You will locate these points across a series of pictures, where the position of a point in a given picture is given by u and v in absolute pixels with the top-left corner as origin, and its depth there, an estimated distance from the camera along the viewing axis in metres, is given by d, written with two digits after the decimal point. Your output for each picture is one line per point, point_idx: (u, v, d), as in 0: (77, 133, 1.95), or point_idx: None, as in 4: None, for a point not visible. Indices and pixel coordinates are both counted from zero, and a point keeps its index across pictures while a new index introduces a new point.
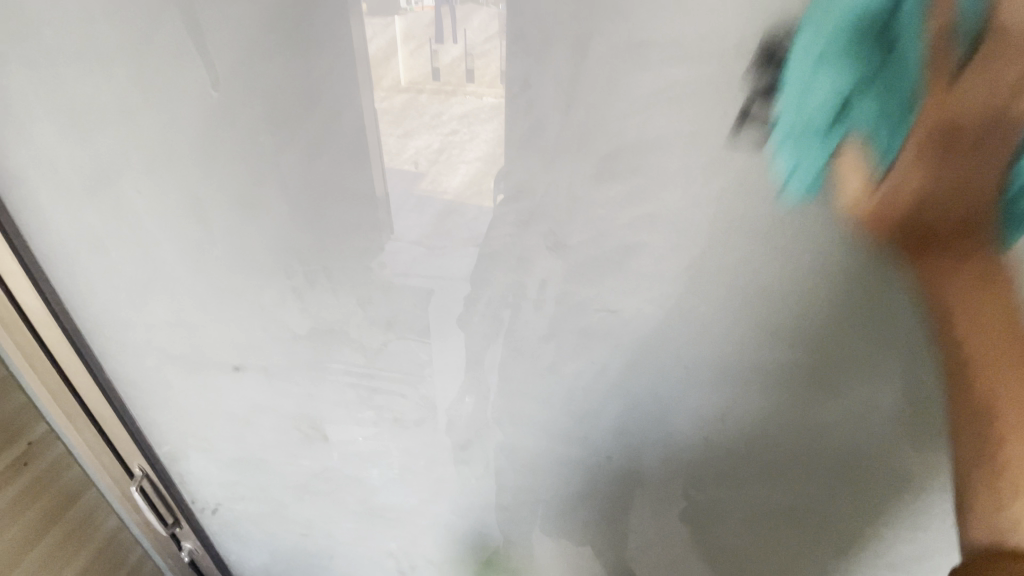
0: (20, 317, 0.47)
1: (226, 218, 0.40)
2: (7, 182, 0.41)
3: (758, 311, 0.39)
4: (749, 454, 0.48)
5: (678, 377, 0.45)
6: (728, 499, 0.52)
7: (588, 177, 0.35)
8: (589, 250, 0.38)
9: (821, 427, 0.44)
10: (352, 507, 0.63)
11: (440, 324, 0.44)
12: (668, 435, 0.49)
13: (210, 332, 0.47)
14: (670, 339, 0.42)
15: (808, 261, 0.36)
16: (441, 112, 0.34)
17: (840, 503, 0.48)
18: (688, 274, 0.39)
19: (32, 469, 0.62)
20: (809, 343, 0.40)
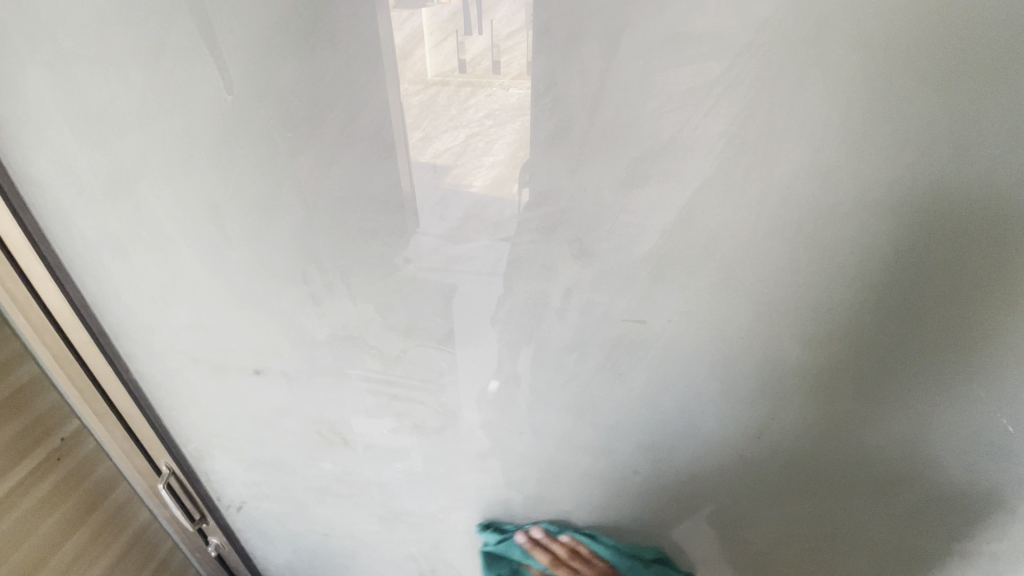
0: (49, 319, 0.48)
1: (244, 225, 0.39)
2: (31, 188, 0.41)
3: (797, 322, 0.37)
4: (783, 468, 0.46)
5: (711, 392, 0.42)
6: (758, 511, 0.50)
7: (618, 182, 0.33)
8: (616, 259, 0.36)
9: (865, 443, 0.42)
10: (373, 510, 0.63)
11: (460, 332, 0.43)
12: (698, 450, 0.47)
13: (231, 337, 0.47)
14: (703, 351, 0.40)
15: (853, 270, 0.34)
16: (464, 109, 0.32)
17: (881, 517, 0.46)
18: (725, 283, 0.36)
19: (65, 466, 0.63)
20: (852, 357, 0.38)
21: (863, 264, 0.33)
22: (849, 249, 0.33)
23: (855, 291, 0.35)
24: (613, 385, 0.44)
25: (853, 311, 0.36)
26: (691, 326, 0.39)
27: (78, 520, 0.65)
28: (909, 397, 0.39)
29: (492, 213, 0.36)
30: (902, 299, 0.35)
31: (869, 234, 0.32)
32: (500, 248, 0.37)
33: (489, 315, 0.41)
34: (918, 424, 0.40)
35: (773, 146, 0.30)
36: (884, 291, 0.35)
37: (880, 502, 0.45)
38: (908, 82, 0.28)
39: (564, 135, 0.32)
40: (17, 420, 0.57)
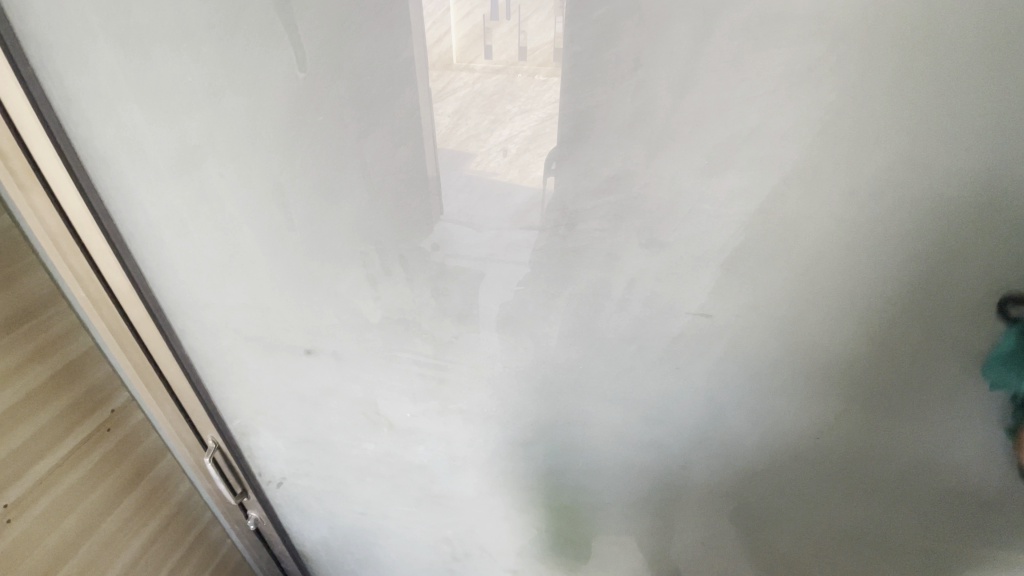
0: (108, 294, 0.48)
1: (307, 205, 0.39)
2: (97, 163, 0.41)
3: (850, 321, 0.36)
4: (808, 470, 0.46)
5: (771, 389, 0.41)
6: (778, 509, 0.50)
7: (697, 170, 0.32)
8: (688, 250, 0.35)
9: (900, 451, 0.42)
10: (412, 492, 0.63)
11: (515, 320, 0.42)
12: (751, 448, 0.46)
13: (285, 316, 0.47)
14: (768, 347, 0.39)
15: (891, 272, 0.33)
16: (530, 99, 0.32)
17: (910, 524, 0.46)
18: (797, 278, 0.35)
19: (115, 437, 0.65)
20: (885, 358, 0.37)
21: (903, 275, 0.33)
22: (889, 260, 0.33)
23: (892, 302, 0.34)
24: (670, 379, 0.43)
25: (887, 321, 0.35)
26: (757, 322, 0.38)
27: (126, 489, 0.67)
28: (943, 402, 0.38)
29: (562, 199, 0.35)
30: (937, 304, 0.34)
31: (908, 236, 0.31)
32: (565, 236, 0.36)
33: (547, 304, 0.41)
34: (948, 430, 0.39)
35: (859, 140, 0.29)
36: (921, 303, 0.34)
37: (910, 509, 0.45)
38: (964, 94, 0.27)
39: (648, 119, 0.31)
40: (71, 391, 0.59)
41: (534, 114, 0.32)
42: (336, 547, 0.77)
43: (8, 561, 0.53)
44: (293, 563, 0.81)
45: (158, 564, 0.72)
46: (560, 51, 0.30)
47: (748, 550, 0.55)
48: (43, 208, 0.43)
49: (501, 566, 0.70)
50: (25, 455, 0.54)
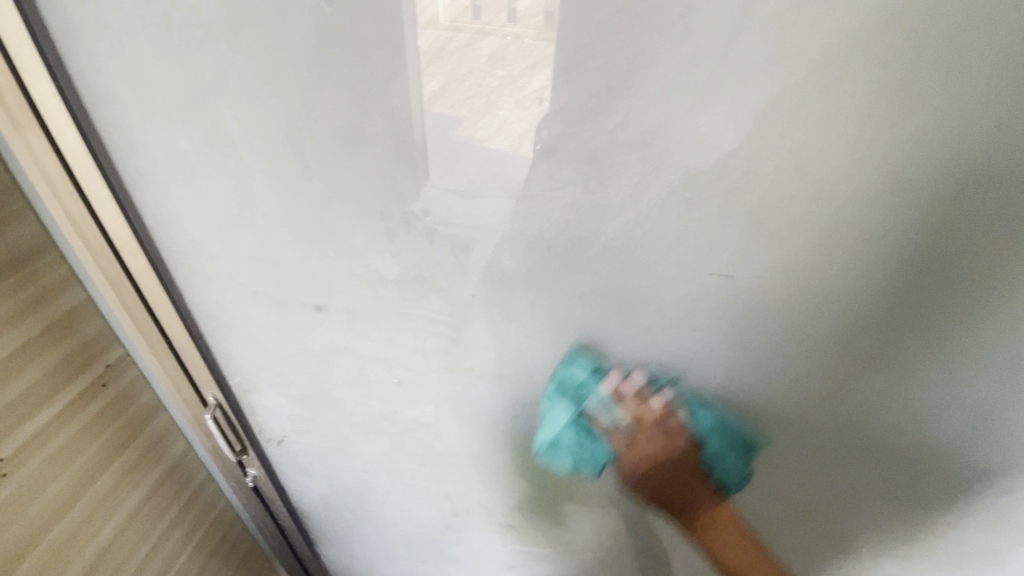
0: (107, 243, 0.46)
1: (324, 153, 0.38)
2: (99, 101, 0.39)
3: (838, 285, 0.37)
4: (787, 433, 0.49)
5: (769, 351, 0.43)
6: (758, 471, 0.53)
7: (737, 127, 0.31)
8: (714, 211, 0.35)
9: (870, 410, 0.44)
10: (415, 450, 0.64)
11: (535, 277, 0.42)
12: (756, 407, 0.47)
13: (297, 270, 0.46)
14: (778, 309, 0.40)
15: (873, 240, 0.34)
16: (532, 61, 0.32)
17: (874, 479, 0.49)
18: (811, 242, 0.35)
19: (110, 392, 0.63)
20: (859, 322, 0.39)
21: (889, 250, 0.35)
22: (877, 235, 0.34)
23: (876, 276, 0.36)
24: (684, 339, 0.44)
25: (870, 294, 0.37)
26: (774, 286, 0.38)
27: (121, 446, 0.66)
28: (906, 365, 0.40)
29: (597, 152, 0.34)
30: (905, 273, 0.36)
31: (888, 206, 0.33)
32: (596, 192, 0.36)
33: (569, 262, 0.40)
34: (908, 391, 0.42)
35: (879, 111, 0.30)
36: (903, 277, 0.36)
37: (874, 464, 0.48)
38: (962, 59, 0.27)
39: (694, 70, 0.30)
40: (64, 345, 0.57)
41: (578, 62, 0.31)
42: (335, 503, 0.78)
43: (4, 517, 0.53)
44: (289, 519, 0.83)
45: (153, 521, 0.72)
46: (552, 16, 0.30)
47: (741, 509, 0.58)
48: (39, 149, 0.40)
49: (499, 520, 0.72)
50: (21, 409, 0.53)
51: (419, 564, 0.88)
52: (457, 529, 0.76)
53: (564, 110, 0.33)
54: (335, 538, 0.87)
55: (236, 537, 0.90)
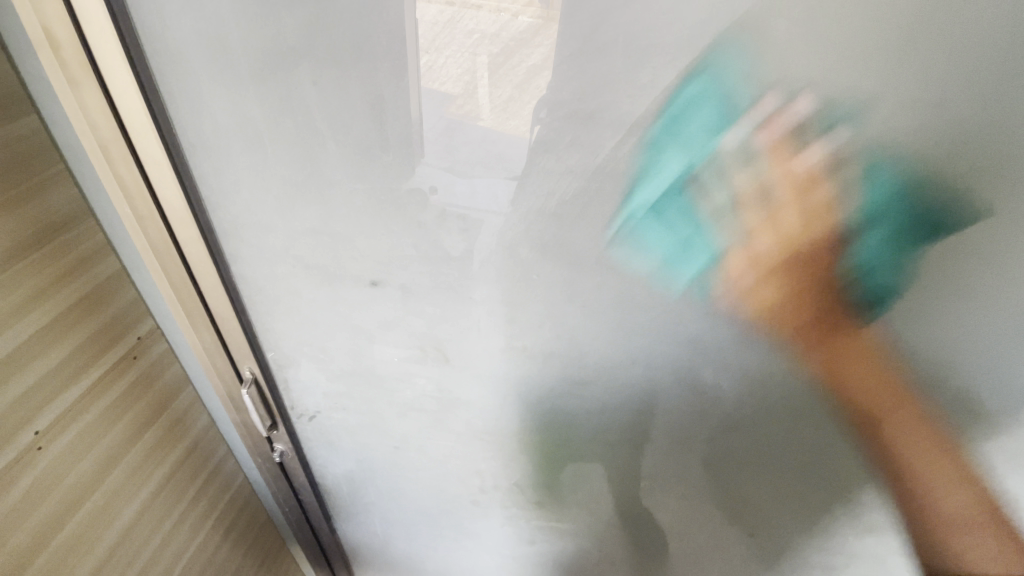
0: (157, 211, 0.45)
1: (408, 123, 0.37)
2: (168, 61, 0.37)
3: (837, 271, 0.39)
4: (788, 422, 0.52)
5: (783, 334, 0.45)
6: (759, 457, 0.57)
7: (834, 110, 0.32)
8: (785, 199, 0.36)
9: (858, 392, 0.46)
10: (452, 427, 0.64)
11: (606, 257, 0.42)
12: (799, 392, 0.49)
13: (357, 244, 0.45)
14: (812, 294, 0.41)
15: (860, 229, 0.36)
16: (642, 36, 0.32)
17: (864, 458, 0.52)
18: (847, 229, 0.37)
19: (140, 365, 0.62)
20: (845, 307, 0.41)
21: (881, 242, 0.37)
22: (882, 231, 0.36)
23: (864, 267, 0.38)
24: (741, 322, 0.45)
25: (859, 283, 0.39)
26: (820, 276, 0.40)
27: (147, 422, 0.64)
28: (888, 347, 0.43)
29: (696, 131, 0.34)
30: (886, 260, 0.38)
31: (879, 196, 0.35)
32: (683, 170, 0.36)
33: (643, 243, 0.41)
34: (888, 374, 0.44)
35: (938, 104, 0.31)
36: (898, 272, 0.38)
37: (860, 443, 0.50)
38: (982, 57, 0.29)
39: (800, 52, 0.31)
40: (96, 318, 0.55)
41: (689, 38, 0.31)
42: (360, 479, 0.78)
43: (34, 496, 0.51)
44: (311, 495, 0.83)
45: (176, 497, 0.71)
46: None
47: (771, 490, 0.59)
48: (97, 109, 0.38)
49: (526, 496, 0.73)
50: (55, 381, 0.52)
51: (438, 540, 0.89)
52: (482, 504, 0.77)
53: (665, 88, 0.33)
54: (354, 513, 0.88)
55: (252, 513, 0.89)
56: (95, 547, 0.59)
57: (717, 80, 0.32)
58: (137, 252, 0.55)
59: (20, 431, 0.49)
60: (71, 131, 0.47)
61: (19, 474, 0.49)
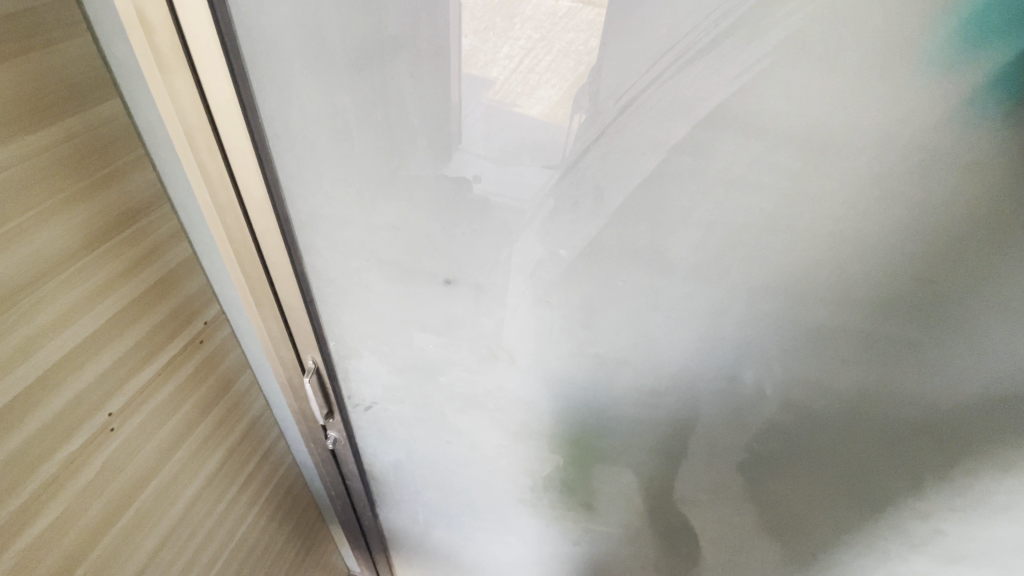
0: (238, 202, 0.44)
1: (501, 120, 0.36)
2: (260, 49, 0.37)
3: (885, 283, 0.37)
4: (861, 445, 0.48)
5: (834, 349, 0.42)
6: (827, 479, 0.53)
7: (978, 125, 0.29)
8: (909, 211, 0.33)
9: (898, 411, 0.44)
10: (509, 426, 0.63)
11: (700, 266, 0.40)
12: (878, 420, 0.45)
13: (436, 242, 0.44)
14: (886, 313, 0.38)
15: (896, 238, 0.34)
16: (769, 36, 0.29)
17: (900, 479, 0.49)
18: (916, 242, 0.34)
19: (205, 350, 0.62)
20: (871, 317, 0.39)
21: (920, 253, 0.34)
22: (916, 241, 0.34)
23: (896, 276, 0.36)
24: (830, 334, 0.41)
25: (889, 292, 0.37)
26: (895, 292, 0.37)
27: (209, 406, 0.65)
28: (914, 361, 0.40)
29: (821, 139, 0.32)
30: (915, 270, 0.35)
31: (921, 205, 0.33)
32: (805, 178, 0.33)
33: (744, 255, 0.38)
34: (914, 389, 0.42)
35: None
36: (926, 283, 0.36)
37: (891, 461, 0.48)
38: None
39: (959, 55, 0.27)
40: (167, 302, 0.55)
41: (828, 40, 0.28)
42: (408, 469, 0.78)
43: (104, 476, 0.52)
44: (358, 481, 0.83)
45: (232, 479, 0.72)
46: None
47: (844, 518, 0.56)
48: (185, 96, 0.38)
49: (576, 498, 0.72)
50: (128, 365, 0.52)
51: (481, 533, 0.89)
52: (530, 502, 0.76)
53: (797, 88, 0.30)
54: (399, 502, 0.88)
55: (298, 494, 0.91)
56: (159, 525, 0.60)
57: (855, 83, 0.29)
58: (210, 239, 0.55)
59: (95, 412, 0.50)
60: (153, 116, 0.46)
61: (94, 452, 0.50)
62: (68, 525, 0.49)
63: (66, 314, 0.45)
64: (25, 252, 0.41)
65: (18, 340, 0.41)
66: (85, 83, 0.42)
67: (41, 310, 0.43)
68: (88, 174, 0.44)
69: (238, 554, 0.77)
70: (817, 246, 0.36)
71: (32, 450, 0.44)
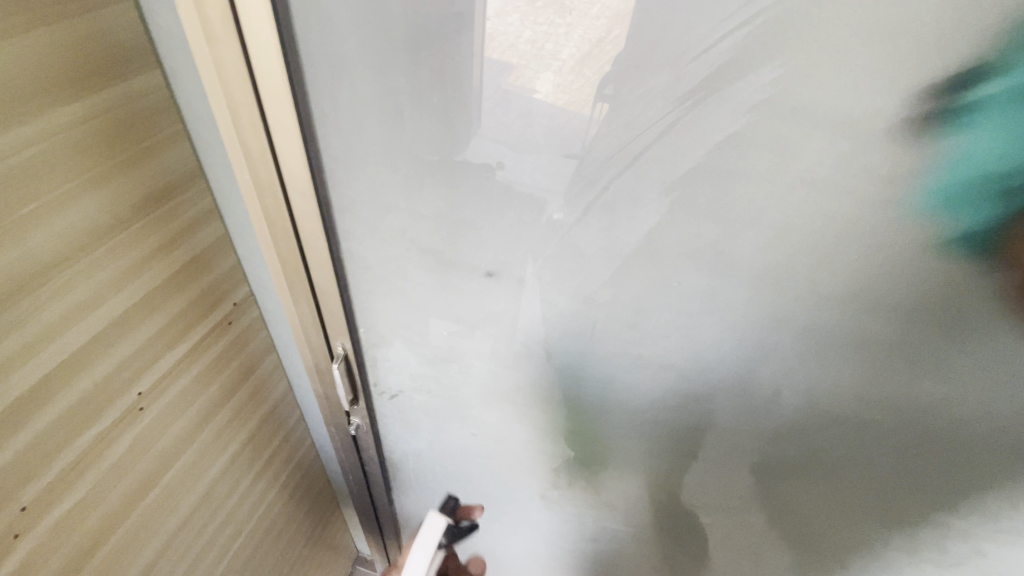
0: (279, 182, 0.43)
1: (560, 107, 0.34)
2: (314, 22, 0.35)
3: (931, 298, 0.35)
4: (894, 468, 0.46)
5: (894, 368, 0.40)
6: (863, 503, 0.50)
7: None
8: (1007, 231, 0.30)
9: (941, 438, 0.42)
10: (538, 423, 0.62)
11: (761, 270, 0.38)
12: (931, 448, 0.43)
13: (481, 232, 0.43)
14: (957, 336, 0.36)
15: (941, 251, 0.33)
16: (870, 28, 0.27)
17: (930, 507, 0.47)
18: (996, 262, 0.32)
19: (234, 330, 0.61)
20: (907, 332, 0.37)
21: (966, 268, 0.33)
22: (956, 255, 0.32)
23: (938, 293, 0.35)
24: (857, 347, 0.40)
25: (931, 310, 0.36)
26: (965, 315, 0.35)
27: (235, 386, 0.64)
28: (943, 381, 0.39)
29: (914, 142, 0.29)
30: (948, 285, 0.34)
31: (971, 217, 0.31)
32: (894, 184, 0.31)
33: (812, 263, 0.36)
34: (942, 411, 0.40)
35: None
36: (968, 300, 0.34)
37: (925, 488, 0.46)
38: None
39: None
40: (199, 281, 0.54)
41: (934, 34, 0.26)
42: (428, 459, 0.77)
43: (130, 457, 0.51)
44: (377, 467, 0.83)
45: (253, 460, 0.72)
46: None
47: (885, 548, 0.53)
48: (233, 69, 0.36)
49: (598, 498, 0.71)
50: (156, 346, 0.51)
51: (498, 526, 0.88)
52: (550, 498, 0.75)
53: (897, 84, 0.28)
54: (416, 490, 0.88)
55: (315, 476, 0.90)
56: (180, 506, 0.60)
57: (963, 83, 0.27)
58: (244, 219, 0.54)
59: (125, 391, 0.49)
60: (193, 90, 0.45)
61: (121, 432, 0.50)
62: (92, 505, 0.48)
63: (99, 292, 0.44)
64: (62, 226, 0.39)
65: (52, 318, 0.40)
66: (126, 52, 0.41)
67: (76, 286, 0.42)
68: (124, 148, 0.43)
69: (256, 533, 0.77)
70: (871, 256, 0.35)
71: (60, 430, 0.43)
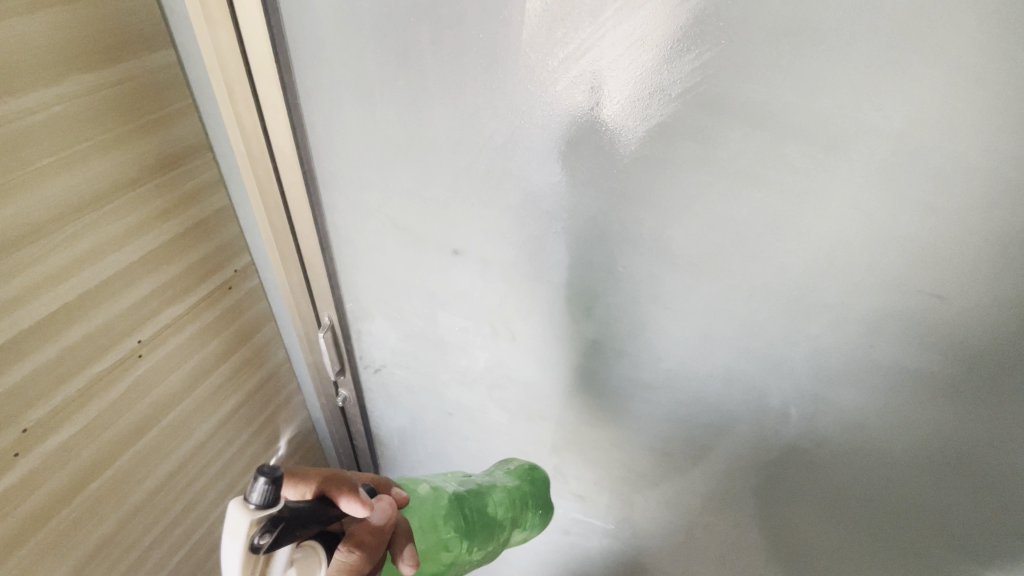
0: (268, 156, 0.47)
1: (512, 95, 0.37)
2: (296, 10, 0.39)
3: (863, 292, 0.37)
4: (845, 458, 0.48)
5: (834, 355, 0.41)
6: (819, 495, 0.52)
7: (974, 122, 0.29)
8: (917, 218, 0.33)
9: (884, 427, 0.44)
10: (508, 405, 0.64)
11: (700, 257, 0.40)
12: (870, 430, 0.45)
13: (447, 211, 0.46)
14: (885, 322, 0.38)
15: (866, 243, 0.35)
16: (771, 26, 0.30)
17: (883, 500, 0.49)
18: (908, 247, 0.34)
19: (233, 296, 0.66)
20: (848, 328, 0.39)
21: (891, 261, 0.35)
22: (883, 249, 0.35)
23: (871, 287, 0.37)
24: (802, 343, 0.42)
25: (867, 304, 0.38)
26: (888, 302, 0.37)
27: (233, 349, 0.69)
28: (882, 374, 0.41)
29: (820, 133, 0.32)
30: (880, 281, 0.36)
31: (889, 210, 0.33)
32: (811, 173, 0.33)
33: (747, 252, 0.38)
34: (884, 403, 0.43)
35: None
36: (897, 295, 0.36)
37: (875, 478, 0.48)
38: None
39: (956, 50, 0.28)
40: (201, 246, 0.59)
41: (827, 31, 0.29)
42: (412, 437, 0.81)
43: (127, 399, 0.56)
44: (365, 441, 0.86)
45: (247, 423, 0.76)
46: None
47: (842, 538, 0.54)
48: (226, 51, 0.40)
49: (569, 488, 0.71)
50: (157, 300, 0.56)
51: None
52: None
53: (803, 78, 0.30)
54: (402, 469, 0.91)
55: (310, 448, 0.95)
56: (174, 454, 0.64)
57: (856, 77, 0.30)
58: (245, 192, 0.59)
59: (126, 337, 0.54)
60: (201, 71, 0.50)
61: (119, 375, 0.54)
62: (88, 441, 0.53)
63: (107, 242, 0.49)
64: (74, 182, 0.44)
65: (63, 259, 0.45)
66: (139, 33, 0.46)
67: (84, 236, 0.46)
68: (133, 118, 0.48)
69: None
70: (798, 246, 0.37)
71: (64, 363, 0.48)
